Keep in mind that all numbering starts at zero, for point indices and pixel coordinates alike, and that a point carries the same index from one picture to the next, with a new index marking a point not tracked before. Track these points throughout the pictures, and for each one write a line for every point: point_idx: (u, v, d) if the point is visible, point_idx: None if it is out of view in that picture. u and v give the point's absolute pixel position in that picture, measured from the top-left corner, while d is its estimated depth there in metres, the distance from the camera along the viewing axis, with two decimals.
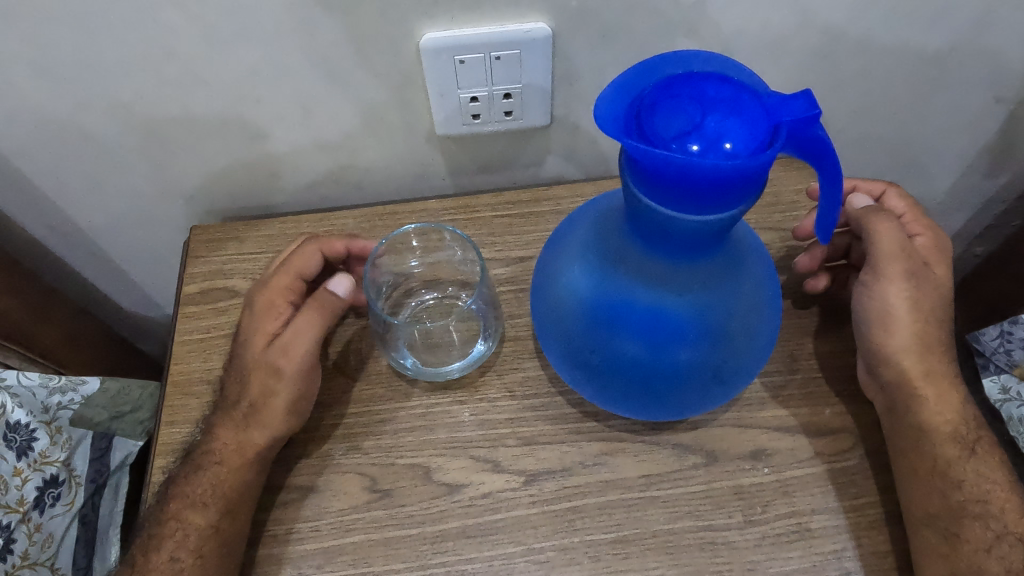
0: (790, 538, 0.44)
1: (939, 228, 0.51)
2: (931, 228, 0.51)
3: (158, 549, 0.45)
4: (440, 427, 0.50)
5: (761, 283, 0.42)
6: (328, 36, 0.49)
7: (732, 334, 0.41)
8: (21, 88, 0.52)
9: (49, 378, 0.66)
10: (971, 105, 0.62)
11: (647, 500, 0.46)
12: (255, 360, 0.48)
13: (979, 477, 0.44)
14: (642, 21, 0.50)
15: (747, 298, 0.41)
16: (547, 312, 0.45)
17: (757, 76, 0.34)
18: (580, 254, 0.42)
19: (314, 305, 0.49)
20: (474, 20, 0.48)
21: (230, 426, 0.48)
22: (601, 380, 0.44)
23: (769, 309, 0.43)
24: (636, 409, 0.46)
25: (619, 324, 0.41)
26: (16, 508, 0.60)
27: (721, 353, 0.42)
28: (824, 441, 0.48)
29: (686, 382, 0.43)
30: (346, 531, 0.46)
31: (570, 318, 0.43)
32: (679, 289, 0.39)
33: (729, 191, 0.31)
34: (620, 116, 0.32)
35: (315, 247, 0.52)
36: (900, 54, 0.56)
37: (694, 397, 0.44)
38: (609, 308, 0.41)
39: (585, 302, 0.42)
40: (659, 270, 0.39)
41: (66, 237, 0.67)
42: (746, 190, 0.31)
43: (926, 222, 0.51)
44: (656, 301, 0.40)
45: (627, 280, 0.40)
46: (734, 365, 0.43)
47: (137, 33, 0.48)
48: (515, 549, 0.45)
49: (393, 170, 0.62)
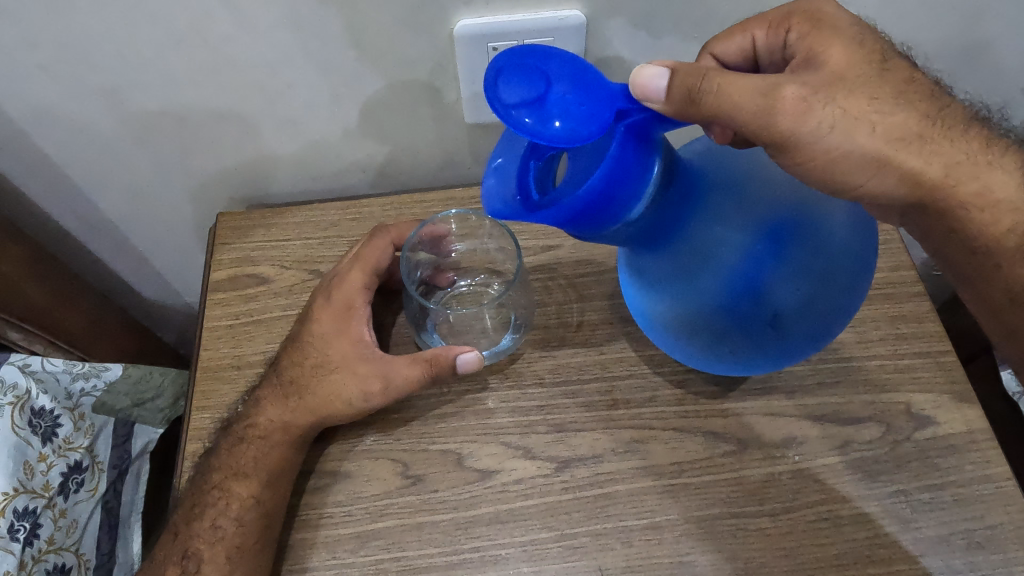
0: (822, 525, 0.44)
1: (779, 15, 0.40)
2: (781, 23, 0.40)
3: (201, 517, 0.46)
4: (471, 414, 0.50)
5: (823, 217, 0.39)
6: (363, 20, 0.49)
7: (797, 259, 0.39)
8: (54, 73, 0.51)
9: (72, 364, 0.66)
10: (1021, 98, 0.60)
11: (680, 487, 0.46)
12: (336, 364, 0.49)
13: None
14: (678, 7, 0.50)
15: (809, 241, 0.39)
16: (649, 329, 0.46)
17: (556, 65, 0.33)
18: (632, 286, 0.45)
19: (432, 364, 0.47)
20: (509, 8, 0.48)
21: (277, 402, 0.49)
22: (744, 345, 0.43)
23: (847, 235, 0.40)
24: (778, 355, 0.44)
25: (686, 327, 0.43)
26: (43, 493, 0.60)
27: (797, 280, 0.40)
28: (855, 429, 0.48)
29: (823, 282, 0.40)
30: (379, 516, 0.46)
31: (683, 323, 0.43)
32: (710, 267, 0.40)
33: (613, 198, 0.36)
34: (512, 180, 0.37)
35: (386, 241, 0.53)
36: (936, 49, 0.55)
37: (795, 348, 0.43)
38: (705, 300, 0.41)
39: (681, 311, 0.42)
40: (678, 265, 0.41)
41: (91, 223, 0.67)
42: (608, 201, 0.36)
43: (782, 11, 0.40)
44: (722, 257, 0.39)
45: (692, 268, 0.40)
46: (823, 283, 0.40)
47: (172, 17, 0.48)
48: (547, 535, 0.45)
49: (420, 157, 0.62)
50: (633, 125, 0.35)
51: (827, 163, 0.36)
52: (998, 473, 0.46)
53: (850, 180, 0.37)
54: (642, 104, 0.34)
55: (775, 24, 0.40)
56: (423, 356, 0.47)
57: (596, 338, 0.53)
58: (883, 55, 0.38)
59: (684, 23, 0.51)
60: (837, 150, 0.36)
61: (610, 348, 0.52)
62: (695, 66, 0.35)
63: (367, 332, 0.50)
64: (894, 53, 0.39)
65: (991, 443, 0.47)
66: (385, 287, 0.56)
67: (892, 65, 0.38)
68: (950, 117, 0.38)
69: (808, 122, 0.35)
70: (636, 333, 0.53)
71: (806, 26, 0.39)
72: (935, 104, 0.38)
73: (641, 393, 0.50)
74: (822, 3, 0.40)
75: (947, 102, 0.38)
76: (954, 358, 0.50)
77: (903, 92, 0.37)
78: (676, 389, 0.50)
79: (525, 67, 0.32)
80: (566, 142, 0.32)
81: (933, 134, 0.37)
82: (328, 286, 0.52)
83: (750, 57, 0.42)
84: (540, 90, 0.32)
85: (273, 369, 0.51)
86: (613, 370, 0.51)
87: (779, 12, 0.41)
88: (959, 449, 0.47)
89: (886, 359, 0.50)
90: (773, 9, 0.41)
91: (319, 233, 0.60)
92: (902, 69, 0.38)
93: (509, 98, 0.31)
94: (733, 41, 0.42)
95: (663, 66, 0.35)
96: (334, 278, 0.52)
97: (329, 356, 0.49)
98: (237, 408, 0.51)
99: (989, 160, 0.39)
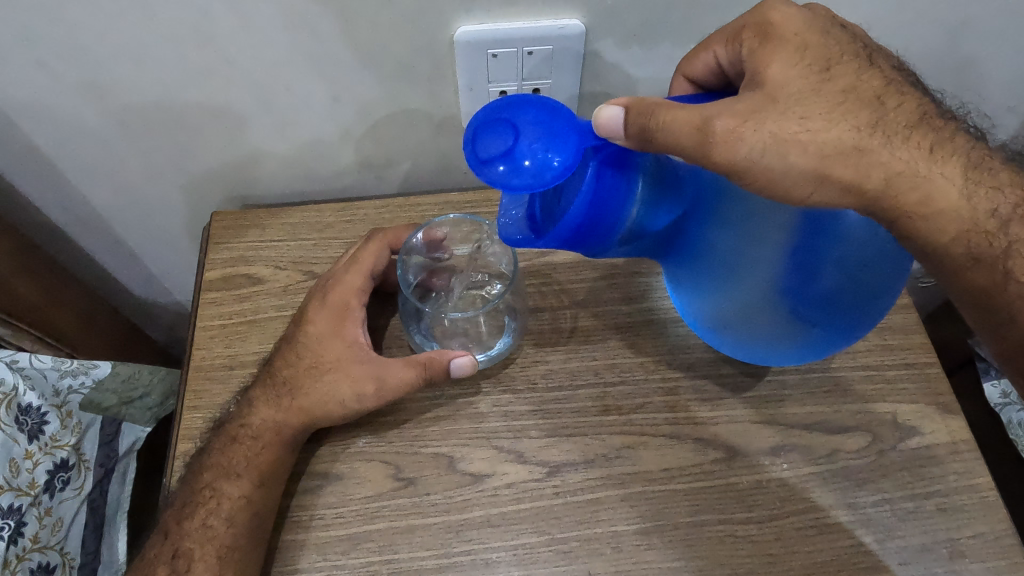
0: (808, 532, 0.45)
1: (734, 31, 0.42)
2: (733, 38, 0.42)
3: (192, 516, 0.46)
4: (464, 417, 0.50)
5: (852, 253, 0.41)
6: (364, 25, 0.49)
7: (821, 289, 0.41)
8: (52, 70, 0.51)
9: (61, 360, 0.65)
10: (1003, 102, 0.60)
11: (670, 493, 0.46)
12: (331, 366, 0.49)
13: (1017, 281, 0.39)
14: (669, 13, 0.50)
15: (832, 275, 0.41)
16: (690, 321, 0.50)
17: (525, 113, 0.35)
18: (674, 285, 0.48)
19: (430, 366, 0.47)
20: (511, 15, 0.49)
21: (270, 403, 0.49)
22: (780, 347, 0.46)
23: (872, 269, 0.41)
24: (819, 341, 0.45)
25: (719, 329, 0.47)
26: (28, 491, 0.59)
27: (821, 304, 0.42)
28: (842, 438, 0.49)
29: (851, 265, 0.41)
30: (371, 519, 0.46)
31: (717, 326, 0.47)
32: (740, 289, 0.43)
33: (598, 224, 0.39)
34: (517, 211, 0.41)
35: (383, 243, 0.53)
36: (921, 54, 0.55)
37: (811, 351, 0.46)
38: (733, 292, 0.44)
39: (717, 318, 0.46)
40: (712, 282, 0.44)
41: (84, 219, 0.67)
42: (595, 230, 0.39)
43: (734, 27, 0.42)
44: (736, 249, 0.42)
45: (718, 267, 0.43)
46: (846, 309, 0.42)
47: (172, 15, 0.48)
48: (537, 539, 0.45)
49: (417, 160, 0.62)
50: (607, 157, 0.39)
51: (806, 174, 0.37)
52: (981, 483, 0.47)
53: (795, 193, 0.38)
54: (607, 138, 0.37)
55: (731, 39, 0.42)
56: (424, 359, 0.47)
57: (589, 344, 0.53)
58: (855, 71, 0.39)
59: (682, 33, 0.51)
60: (823, 163, 0.37)
61: (603, 354, 0.53)
62: (646, 102, 0.36)
63: (362, 334, 0.50)
64: (870, 70, 0.39)
65: (974, 454, 0.48)
66: (383, 288, 0.56)
67: (854, 77, 0.39)
68: (931, 127, 0.39)
69: (786, 138, 0.36)
70: (630, 339, 0.53)
71: (755, 39, 0.40)
72: (894, 113, 0.38)
73: (632, 400, 0.50)
74: (773, 9, 0.41)
75: (911, 108, 0.39)
76: (939, 369, 0.51)
77: (884, 111, 0.38)
78: (668, 396, 0.51)
79: (496, 120, 0.35)
80: (535, 185, 0.35)
81: (902, 148, 0.38)
82: (327, 288, 0.52)
83: (719, 70, 0.44)
84: (509, 140, 0.35)
85: (267, 369, 0.50)
86: (606, 376, 0.51)
87: (735, 26, 0.42)
88: (942, 459, 0.47)
89: (873, 370, 0.51)
90: (732, 23, 0.43)
91: (314, 234, 0.60)
92: (863, 79, 0.39)
93: (483, 152, 0.35)
94: (699, 59, 0.45)
95: (618, 106, 0.37)
96: (330, 279, 0.52)
97: (325, 358, 0.49)
98: (230, 407, 0.50)
99: (934, 170, 0.38)
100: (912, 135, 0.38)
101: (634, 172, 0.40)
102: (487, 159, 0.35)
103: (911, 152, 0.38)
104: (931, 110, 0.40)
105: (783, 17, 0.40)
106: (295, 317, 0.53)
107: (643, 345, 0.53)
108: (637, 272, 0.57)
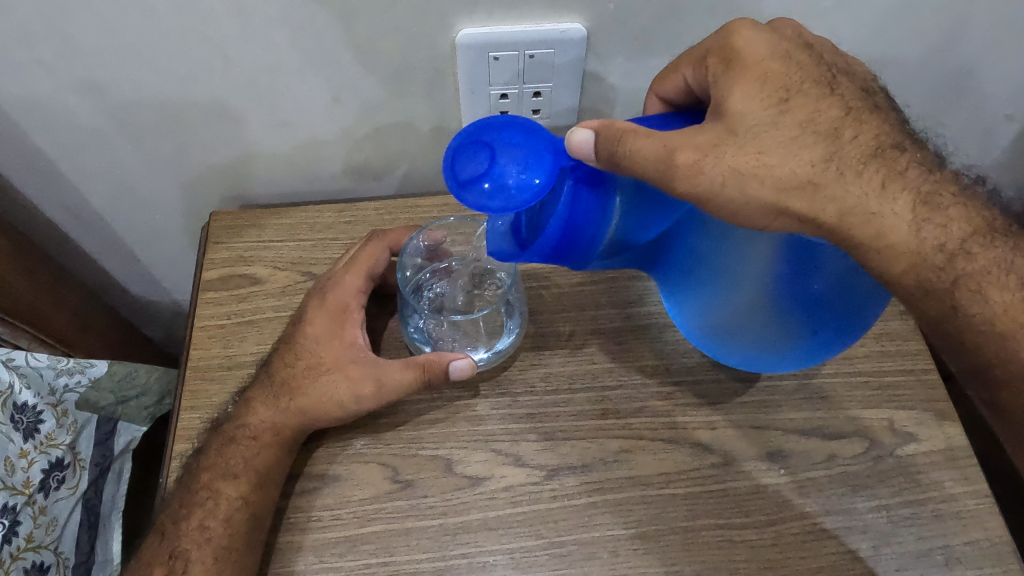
0: (805, 538, 0.45)
1: (699, 55, 0.42)
2: (697, 63, 0.42)
3: (189, 516, 0.46)
4: (462, 420, 0.50)
5: (829, 284, 0.41)
6: (367, 25, 0.49)
7: (801, 314, 0.42)
8: (53, 66, 0.51)
9: (56, 358, 0.64)
10: (986, 109, 0.60)
11: (668, 497, 0.47)
12: (329, 369, 0.49)
13: (1003, 293, 0.39)
14: (657, 20, 0.50)
15: (810, 302, 0.42)
16: (684, 331, 0.49)
17: (503, 135, 0.36)
18: (667, 294, 0.48)
19: (426, 368, 0.47)
20: (513, 19, 0.49)
21: (267, 403, 0.49)
22: (765, 358, 0.47)
23: (850, 297, 0.42)
24: (796, 356, 0.46)
25: (707, 340, 0.47)
26: (24, 489, 0.59)
27: (799, 326, 0.43)
28: (839, 444, 0.49)
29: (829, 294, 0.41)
30: (368, 520, 0.46)
31: (705, 337, 0.47)
32: (723, 308, 0.44)
33: (578, 242, 0.40)
34: (500, 222, 0.41)
35: (384, 245, 0.54)
36: (896, 64, 0.55)
37: (790, 364, 0.47)
38: (719, 311, 0.44)
39: (706, 330, 0.46)
40: (701, 300, 0.45)
41: (83, 218, 0.67)
42: (575, 248, 0.40)
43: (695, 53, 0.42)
44: (719, 262, 0.42)
45: (704, 287, 0.44)
46: (823, 331, 0.43)
47: (173, 12, 0.48)
48: (534, 542, 0.45)
49: (416, 161, 0.62)
50: (582, 175, 0.39)
51: (798, 184, 0.37)
52: (976, 491, 0.47)
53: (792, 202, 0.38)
54: (581, 158, 0.38)
55: (697, 62, 0.42)
56: (420, 365, 0.47)
57: (587, 348, 0.53)
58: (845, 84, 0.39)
59: (682, 38, 0.52)
60: (806, 177, 0.37)
61: (601, 358, 0.53)
62: (614, 128, 0.37)
63: (360, 336, 0.50)
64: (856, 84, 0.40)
65: (970, 461, 0.48)
66: (382, 290, 0.56)
67: (820, 95, 0.39)
68: (894, 149, 0.39)
69: (773, 151, 0.37)
70: (627, 344, 0.53)
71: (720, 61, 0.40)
72: (850, 146, 0.38)
73: (630, 404, 0.50)
74: (742, 24, 0.40)
75: (869, 139, 0.39)
76: (935, 376, 0.51)
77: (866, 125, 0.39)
78: (666, 400, 0.51)
79: (474, 143, 0.36)
80: (513, 208, 0.36)
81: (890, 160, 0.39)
82: (324, 291, 0.52)
83: (688, 90, 0.44)
84: (487, 162, 0.35)
85: (264, 372, 0.50)
86: (604, 380, 0.51)
87: (701, 48, 0.42)
88: (938, 465, 0.48)
89: (870, 375, 0.51)
90: (697, 45, 0.43)
91: (313, 235, 0.60)
92: (827, 97, 0.39)
93: (462, 174, 0.36)
94: (669, 81, 0.45)
95: (590, 129, 0.38)
96: (329, 280, 0.52)
97: (325, 359, 0.49)
98: (227, 409, 0.50)
99: (916, 182, 0.39)
100: (866, 170, 0.38)
101: (614, 189, 0.40)
102: (464, 181, 0.35)
103: (870, 173, 0.38)
104: (887, 142, 0.39)
105: (752, 29, 0.40)
106: (293, 318, 0.53)
107: (642, 349, 0.53)
108: (638, 277, 0.57)
